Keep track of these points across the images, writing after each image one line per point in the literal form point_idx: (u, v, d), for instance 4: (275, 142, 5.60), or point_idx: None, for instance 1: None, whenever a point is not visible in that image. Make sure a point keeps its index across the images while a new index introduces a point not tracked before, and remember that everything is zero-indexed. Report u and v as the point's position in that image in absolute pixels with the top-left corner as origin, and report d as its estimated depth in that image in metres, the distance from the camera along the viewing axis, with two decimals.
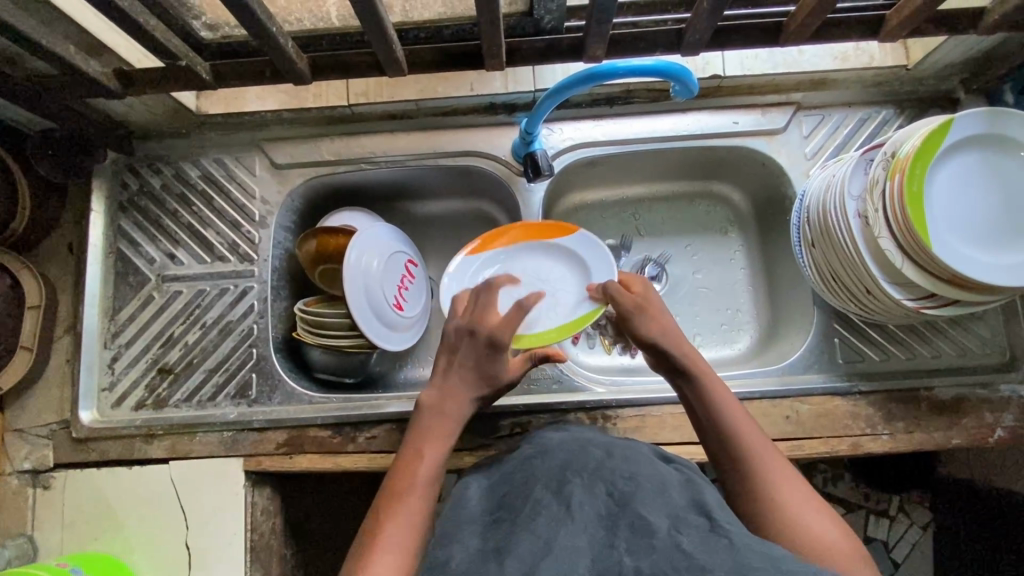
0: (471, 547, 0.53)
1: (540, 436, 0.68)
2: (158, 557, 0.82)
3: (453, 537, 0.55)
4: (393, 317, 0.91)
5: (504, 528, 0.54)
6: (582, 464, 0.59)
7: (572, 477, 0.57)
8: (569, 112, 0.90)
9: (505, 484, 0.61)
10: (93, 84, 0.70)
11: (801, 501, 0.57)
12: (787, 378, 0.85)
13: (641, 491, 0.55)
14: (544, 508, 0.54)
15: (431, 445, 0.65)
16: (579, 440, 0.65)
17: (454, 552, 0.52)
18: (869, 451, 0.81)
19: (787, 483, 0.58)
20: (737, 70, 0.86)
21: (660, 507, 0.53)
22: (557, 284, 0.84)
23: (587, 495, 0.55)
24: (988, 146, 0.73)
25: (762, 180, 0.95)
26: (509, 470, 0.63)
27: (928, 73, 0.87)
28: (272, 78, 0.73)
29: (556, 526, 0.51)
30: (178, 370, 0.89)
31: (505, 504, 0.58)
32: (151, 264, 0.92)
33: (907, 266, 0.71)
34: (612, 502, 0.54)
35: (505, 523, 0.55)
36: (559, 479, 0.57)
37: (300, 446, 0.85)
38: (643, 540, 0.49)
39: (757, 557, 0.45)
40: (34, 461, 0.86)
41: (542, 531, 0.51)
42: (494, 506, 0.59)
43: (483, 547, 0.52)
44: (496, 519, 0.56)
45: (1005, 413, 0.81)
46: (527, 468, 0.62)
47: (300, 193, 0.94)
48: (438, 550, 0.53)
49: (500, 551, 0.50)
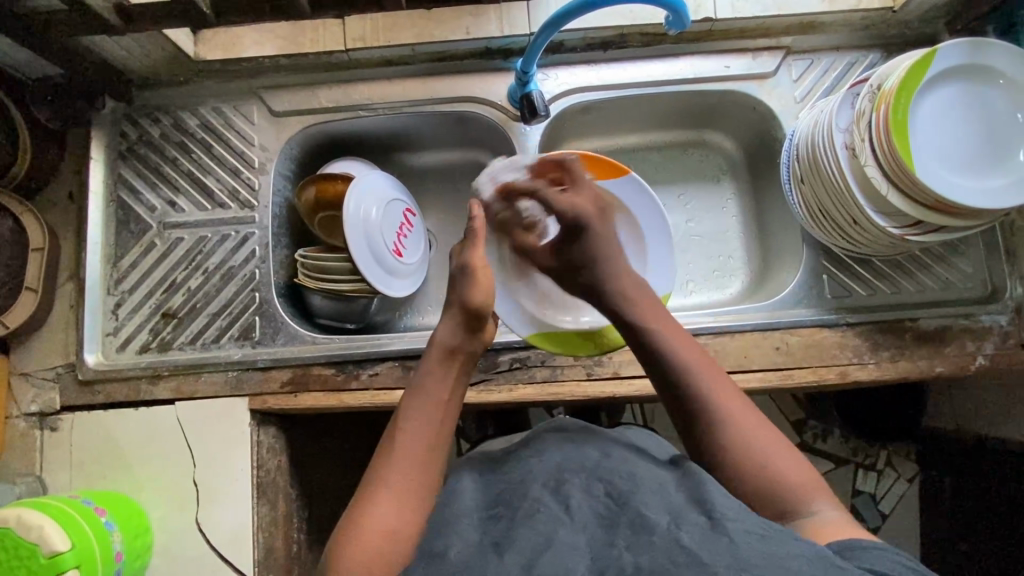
0: (469, 539, 0.55)
1: (536, 434, 0.70)
2: (167, 495, 0.84)
3: (449, 529, 0.56)
4: (394, 263, 0.93)
5: (502, 525, 0.56)
6: (580, 464, 0.63)
7: (569, 479, 0.60)
8: (564, 58, 0.92)
9: (501, 483, 0.63)
10: (93, 17, 0.71)
11: (762, 430, 0.62)
12: (776, 312, 0.87)
13: (638, 490, 0.57)
14: (543, 507, 0.56)
15: (439, 392, 0.69)
16: (576, 439, 0.68)
17: (452, 543, 0.54)
18: (856, 379, 0.84)
19: (748, 428, 0.62)
20: (727, 12, 0.88)
21: (659, 505, 0.55)
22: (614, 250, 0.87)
23: (585, 496, 0.57)
24: (970, 76, 0.75)
25: (753, 126, 0.98)
26: (504, 468, 0.65)
27: (913, 16, 0.90)
28: (272, 15, 0.74)
29: (555, 524, 0.54)
30: (182, 315, 0.90)
31: (502, 502, 0.60)
32: (151, 212, 0.92)
33: (892, 193, 0.74)
34: (611, 500, 0.57)
35: (502, 520, 0.57)
36: (556, 480, 0.60)
37: (304, 384, 0.86)
38: (642, 537, 0.51)
39: (757, 553, 0.47)
40: (40, 403, 0.87)
41: (542, 528, 0.53)
42: (490, 501, 0.61)
43: (482, 540, 0.54)
44: (493, 515, 0.59)
45: (985, 341, 0.84)
46: (523, 468, 0.64)
47: (298, 140, 0.95)
48: (437, 540, 0.55)
49: (500, 545, 0.53)
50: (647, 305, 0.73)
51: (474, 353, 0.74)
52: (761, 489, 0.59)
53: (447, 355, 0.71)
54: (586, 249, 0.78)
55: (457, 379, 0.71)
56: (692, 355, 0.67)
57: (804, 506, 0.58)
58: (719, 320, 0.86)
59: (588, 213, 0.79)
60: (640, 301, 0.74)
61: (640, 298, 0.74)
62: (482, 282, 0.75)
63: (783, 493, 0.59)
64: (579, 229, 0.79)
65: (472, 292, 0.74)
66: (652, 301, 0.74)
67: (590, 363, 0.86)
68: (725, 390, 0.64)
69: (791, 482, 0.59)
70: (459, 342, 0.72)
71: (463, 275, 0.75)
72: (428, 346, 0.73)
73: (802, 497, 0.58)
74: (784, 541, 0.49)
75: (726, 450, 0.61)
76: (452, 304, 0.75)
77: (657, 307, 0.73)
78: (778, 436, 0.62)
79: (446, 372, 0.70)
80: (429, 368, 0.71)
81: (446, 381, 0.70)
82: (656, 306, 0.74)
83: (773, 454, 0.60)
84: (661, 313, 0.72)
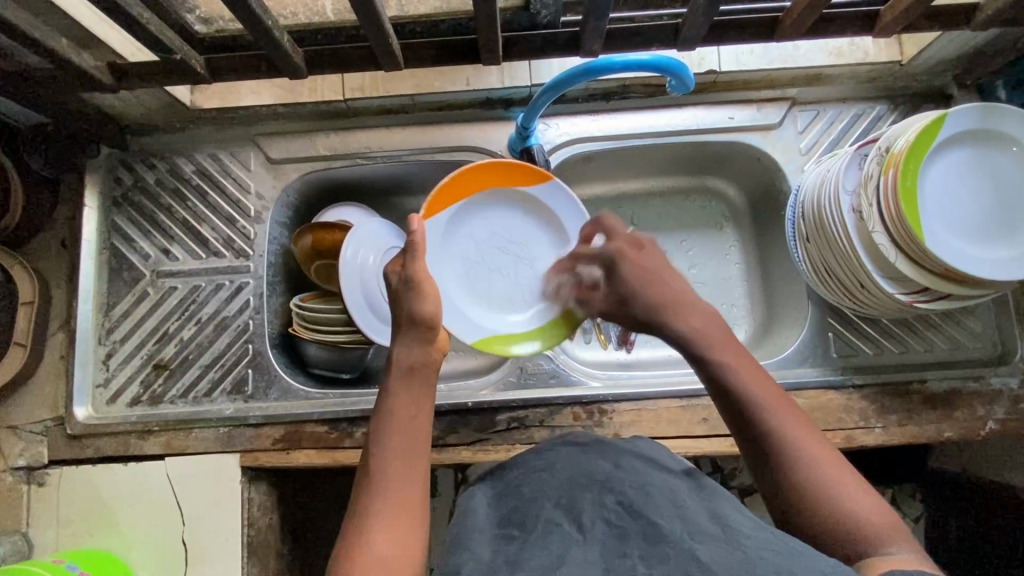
0: (480, 556, 0.51)
1: (545, 443, 0.67)
2: (155, 554, 0.82)
3: (463, 547, 0.53)
4: (389, 313, 0.91)
5: (514, 544, 0.51)
6: (590, 476, 0.58)
7: (581, 493, 0.56)
8: (565, 108, 0.90)
9: (513, 496, 0.59)
10: (85, 77, 0.70)
11: (840, 472, 0.55)
12: (780, 371, 0.86)
13: (650, 501, 0.54)
14: (555, 527, 0.52)
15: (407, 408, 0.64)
16: (585, 450, 0.64)
17: (464, 563, 0.50)
18: (863, 443, 0.82)
19: (824, 464, 0.56)
20: (732, 65, 0.86)
21: (670, 513, 0.52)
22: (526, 249, 0.87)
23: (597, 509, 0.53)
24: (981, 141, 0.73)
25: (757, 175, 0.96)
26: (518, 475, 0.62)
27: (921, 69, 0.88)
28: (268, 73, 0.73)
29: (568, 544, 0.50)
30: (174, 366, 0.88)
31: (515, 517, 0.55)
32: (145, 260, 0.91)
33: (900, 261, 0.72)
34: (623, 511, 0.53)
35: (516, 539, 0.52)
36: (568, 494, 0.56)
37: (297, 441, 0.85)
38: (656, 551, 0.48)
39: (771, 568, 0.44)
40: (28, 457, 0.85)
41: (553, 547, 0.50)
42: (505, 517, 0.56)
43: (493, 560, 0.50)
44: (507, 533, 0.54)
45: (995, 406, 0.82)
46: (535, 481, 0.60)
47: (295, 187, 0.93)
48: (452, 558, 0.52)
49: (512, 564, 0.49)
50: (715, 332, 0.66)
51: (436, 364, 0.68)
52: (836, 531, 0.53)
53: (410, 371, 0.66)
54: (625, 281, 0.73)
55: (424, 392, 0.65)
56: (764, 390, 0.60)
57: (880, 546, 0.52)
58: None
59: (621, 250, 0.76)
60: (709, 328, 0.66)
61: (705, 324, 0.66)
62: (429, 295, 0.68)
63: (858, 533, 0.52)
64: (613, 266, 0.76)
65: (420, 304, 0.67)
66: (717, 324, 0.67)
67: (590, 424, 0.84)
68: (797, 426, 0.58)
69: (872, 522, 0.53)
70: (420, 355, 0.66)
71: (406, 289, 0.67)
72: (387, 365, 0.67)
73: (882, 539, 0.52)
74: (801, 557, 0.46)
75: (794, 484, 0.55)
76: (402, 319, 0.68)
77: (727, 336, 0.66)
78: (855, 476, 0.56)
79: (413, 387, 0.65)
80: (393, 387, 0.65)
81: (412, 397, 0.64)
82: (724, 332, 0.66)
83: (849, 494, 0.54)
84: (729, 341, 0.65)
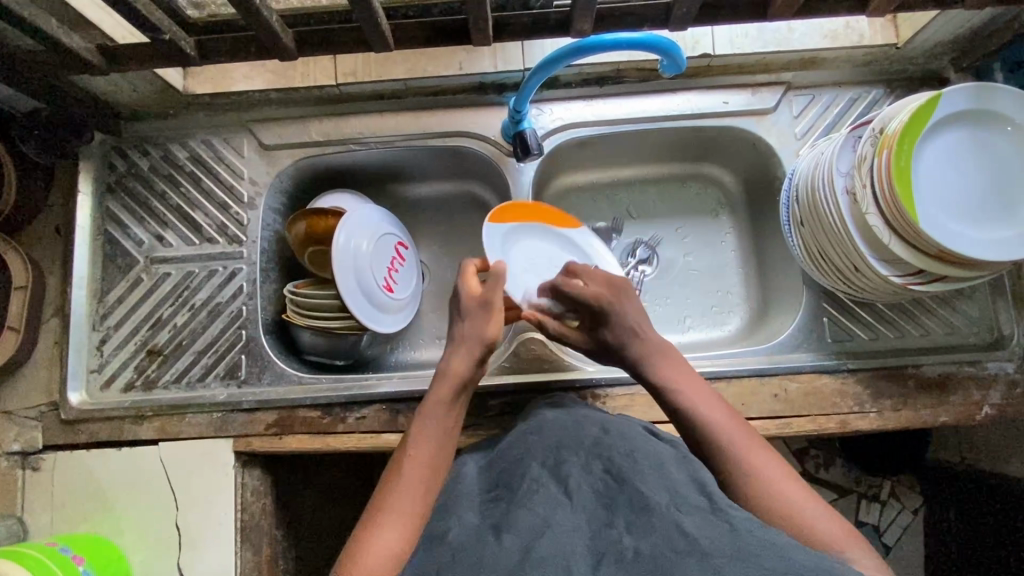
0: (469, 521, 0.52)
1: (537, 412, 0.68)
2: (148, 538, 0.82)
3: (451, 513, 0.55)
4: (385, 299, 0.91)
5: (501, 506, 0.53)
6: (578, 441, 0.59)
7: (568, 457, 0.57)
8: (558, 93, 0.90)
9: (500, 463, 0.61)
10: (75, 59, 0.69)
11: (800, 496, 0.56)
12: (774, 356, 0.85)
13: (638, 469, 0.54)
14: (541, 487, 0.53)
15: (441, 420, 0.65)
16: (573, 417, 0.65)
17: (452, 526, 0.52)
18: (857, 428, 0.81)
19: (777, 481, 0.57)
20: (726, 48, 0.86)
21: (657, 483, 0.52)
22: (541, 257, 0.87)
23: (584, 474, 0.55)
24: (976, 121, 0.73)
25: (752, 161, 0.95)
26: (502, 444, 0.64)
27: (918, 51, 0.87)
28: (258, 54, 0.73)
29: (553, 505, 0.51)
30: (168, 352, 0.88)
31: (502, 483, 0.57)
32: (139, 246, 0.91)
33: (894, 242, 0.71)
34: (610, 479, 0.54)
35: (503, 500, 0.54)
36: (555, 458, 0.57)
37: (290, 426, 0.85)
38: (642, 518, 0.48)
39: (756, 540, 0.44)
40: (22, 442, 0.85)
41: (539, 510, 0.50)
42: (491, 483, 0.59)
43: (481, 524, 0.51)
44: (494, 497, 0.56)
45: (991, 390, 0.82)
46: (521, 445, 0.61)
47: (289, 174, 0.93)
48: (439, 524, 0.54)
49: (498, 526, 0.50)
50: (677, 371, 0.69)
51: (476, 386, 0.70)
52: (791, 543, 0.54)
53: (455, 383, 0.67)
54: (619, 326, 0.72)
55: (460, 411, 0.67)
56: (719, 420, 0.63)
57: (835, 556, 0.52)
58: (714, 364, 0.84)
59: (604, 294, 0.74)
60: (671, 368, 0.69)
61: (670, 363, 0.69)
62: (495, 320, 0.70)
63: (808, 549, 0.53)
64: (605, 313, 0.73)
65: (485, 325, 0.69)
66: (667, 352, 0.71)
67: None
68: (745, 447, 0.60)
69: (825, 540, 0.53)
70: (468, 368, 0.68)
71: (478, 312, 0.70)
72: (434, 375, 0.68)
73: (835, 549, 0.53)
74: (781, 535, 0.47)
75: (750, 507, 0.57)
76: (461, 338, 0.69)
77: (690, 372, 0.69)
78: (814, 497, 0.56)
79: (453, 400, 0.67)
80: (438, 394, 0.66)
81: (452, 412, 0.66)
82: (678, 363, 0.70)
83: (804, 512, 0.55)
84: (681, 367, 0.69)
